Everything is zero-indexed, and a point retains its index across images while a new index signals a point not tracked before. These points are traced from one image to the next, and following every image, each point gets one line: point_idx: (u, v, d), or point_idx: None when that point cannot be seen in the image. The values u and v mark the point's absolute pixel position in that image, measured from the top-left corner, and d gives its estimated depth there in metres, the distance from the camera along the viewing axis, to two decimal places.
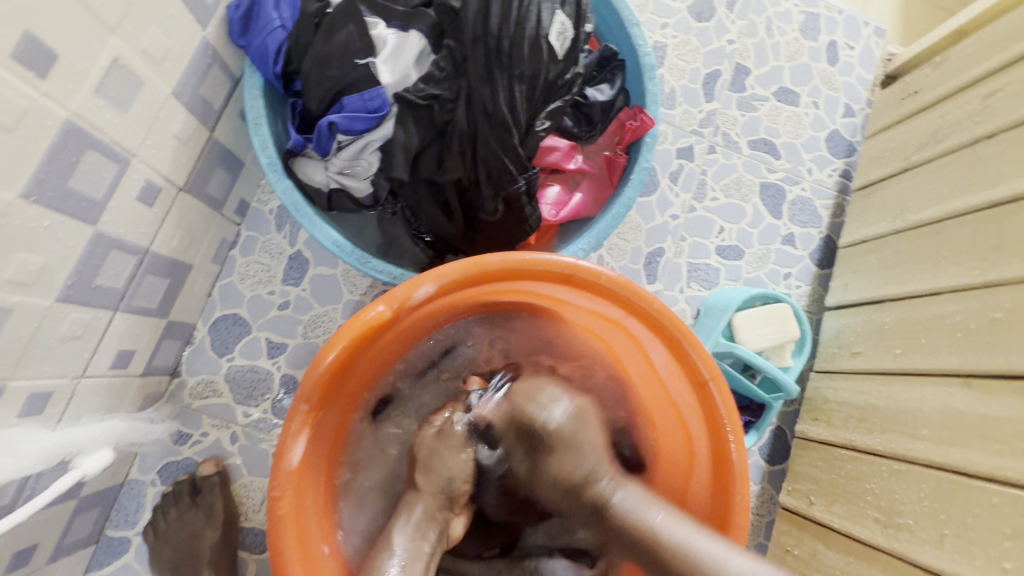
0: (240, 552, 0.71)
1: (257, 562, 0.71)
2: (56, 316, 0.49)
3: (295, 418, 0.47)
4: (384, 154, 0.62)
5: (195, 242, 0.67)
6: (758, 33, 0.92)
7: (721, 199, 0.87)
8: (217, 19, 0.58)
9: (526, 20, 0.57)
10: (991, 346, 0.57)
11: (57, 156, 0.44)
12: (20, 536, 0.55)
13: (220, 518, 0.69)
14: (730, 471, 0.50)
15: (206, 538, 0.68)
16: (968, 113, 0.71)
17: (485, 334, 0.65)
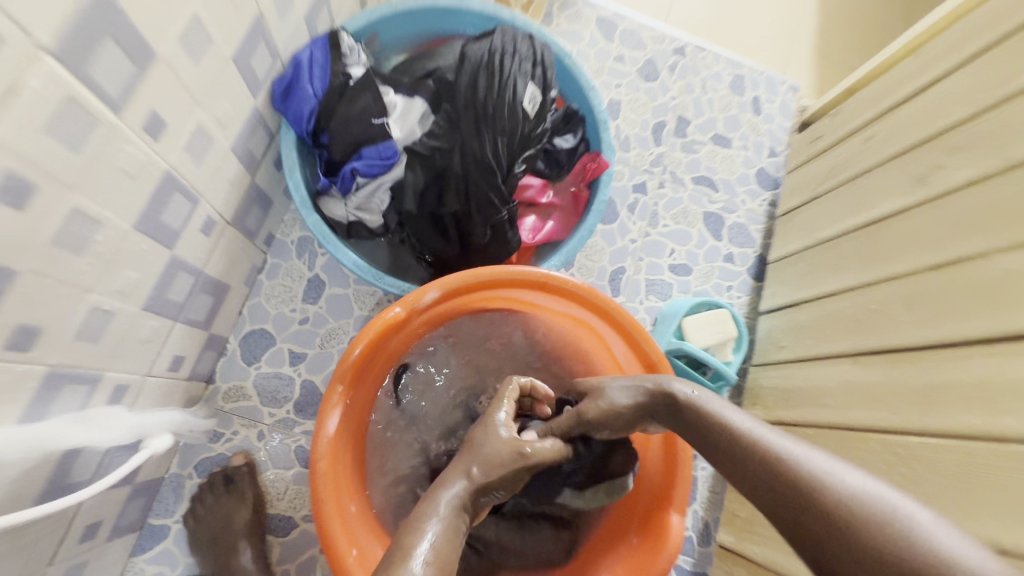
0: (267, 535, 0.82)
1: (282, 543, 0.82)
2: (140, 322, 0.61)
3: (332, 397, 0.61)
4: (396, 193, 0.78)
5: (234, 267, 0.80)
6: (695, 91, 1.13)
7: (671, 225, 1.05)
8: (264, 91, 0.71)
9: (506, 89, 0.74)
10: (868, 329, 0.73)
11: (159, 199, 0.57)
12: (92, 512, 0.65)
13: (251, 500, 0.81)
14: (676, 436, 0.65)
15: (239, 515, 0.79)
16: (853, 151, 0.89)
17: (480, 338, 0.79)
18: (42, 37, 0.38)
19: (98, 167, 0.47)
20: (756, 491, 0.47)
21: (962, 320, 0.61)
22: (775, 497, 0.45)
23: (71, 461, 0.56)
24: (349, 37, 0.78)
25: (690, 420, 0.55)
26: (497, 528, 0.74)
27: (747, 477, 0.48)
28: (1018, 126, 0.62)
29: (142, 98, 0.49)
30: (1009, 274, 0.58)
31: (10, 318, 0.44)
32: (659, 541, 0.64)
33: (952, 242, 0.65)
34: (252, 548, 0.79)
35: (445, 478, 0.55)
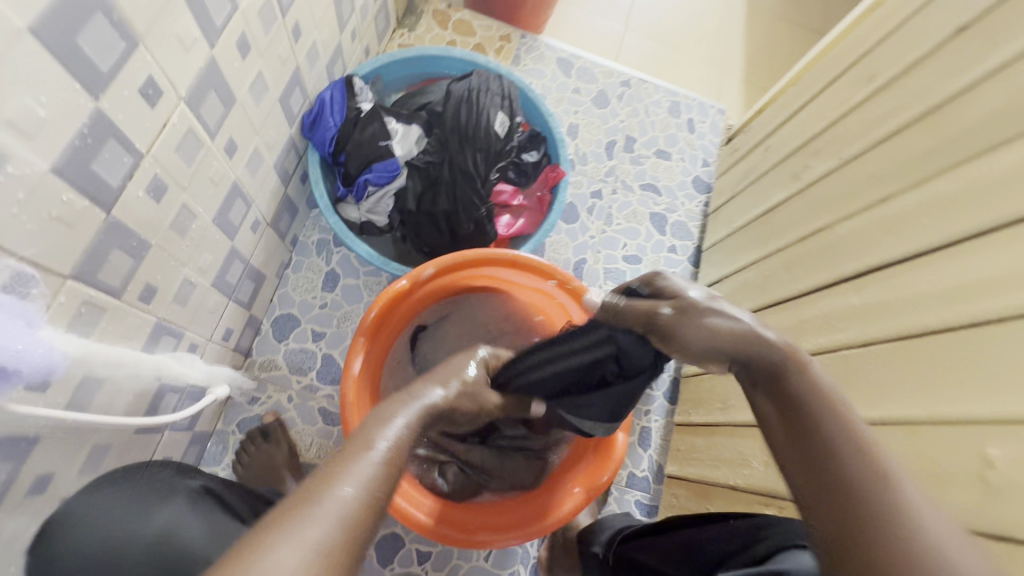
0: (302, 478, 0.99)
1: None
2: (209, 295, 0.81)
3: (356, 345, 0.82)
4: (399, 197, 1.00)
5: (270, 261, 1.01)
6: (640, 115, 1.37)
7: (623, 224, 1.27)
8: (297, 122, 0.92)
9: (481, 117, 0.97)
10: (765, 290, 0.95)
11: (228, 202, 0.78)
12: (167, 446, 0.83)
13: (287, 446, 0.97)
14: None
15: (279, 455, 0.96)
16: (760, 159, 1.14)
17: (472, 315, 0.98)
18: (181, 91, 0.59)
19: (198, 177, 0.68)
20: (813, 466, 0.46)
21: (814, 275, 0.83)
22: (846, 488, 0.44)
23: (159, 400, 0.75)
24: (360, 80, 1.00)
25: (785, 388, 0.52)
26: (482, 455, 0.91)
27: (823, 461, 0.46)
28: (851, 133, 0.86)
29: (225, 129, 0.71)
30: (839, 238, 0.80)
31: (144, 278, 0.64)
32: (608, 451, 0.84)
33: (811, 219, 0.88)
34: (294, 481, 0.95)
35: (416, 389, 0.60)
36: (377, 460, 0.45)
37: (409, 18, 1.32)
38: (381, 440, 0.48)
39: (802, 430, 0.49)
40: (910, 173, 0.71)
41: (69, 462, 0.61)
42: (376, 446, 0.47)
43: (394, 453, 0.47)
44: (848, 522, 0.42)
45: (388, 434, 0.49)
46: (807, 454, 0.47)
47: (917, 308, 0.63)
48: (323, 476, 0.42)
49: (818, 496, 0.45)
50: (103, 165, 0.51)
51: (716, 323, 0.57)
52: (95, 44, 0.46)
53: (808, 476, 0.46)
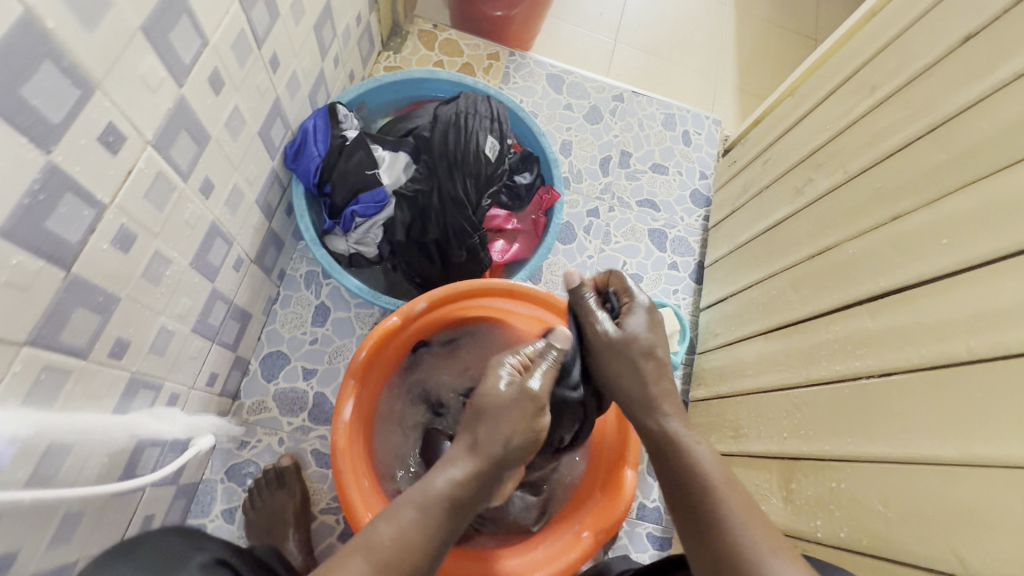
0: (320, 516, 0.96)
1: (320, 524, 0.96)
2: (189, 341, 0.77)
3: (346, 389, 0.78)
4: (387, 228, 0.95)
5: (256, 298, 0.97)
6: (634, 129, 1.34)
7: (621, 242, 1.23)
8: (278, 154, 0.89)
9: (471, 141, 0.94)
10: (775, 310, 0.91)
11: (206, 243, 0.73)
12: (148, 504, 0.78)
13: (300, 493, 0.93)
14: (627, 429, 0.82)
15: (290, 505, 0.91)
16: (759, 172, 1.11)
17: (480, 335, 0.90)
18: (147, 135, 0.55)
19: (172, 222, 0.64)
20: (685, 504, 0.60)
21: (826, 296, 0.80)
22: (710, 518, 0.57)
23: (139, 456, 0.70)
24: (344, 108, 0.96)
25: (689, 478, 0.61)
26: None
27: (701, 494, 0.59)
28: (855, 146, 0.84)
29: (200, 169, 0.67)
30: (852, 256, 0.77)
31: (114, 333, 0.59)
32: (618, 490, 0.79)
33: (819, 237, 0.85)
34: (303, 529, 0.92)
35: (443, 460, 0.60)
36: (371, 560, 0.52)
37: (394, 40, 1.29)
38: (382, 534, 0.54)
39: (684, 477, 0.61)
40: (924, 189, 0.69)
41: (38, 536, 0.56)
42: (377, 545, 0.53)
43: (395, 552, 0.53)
44: (706, 541, 0.57)
45: (391, 528, 0.54)
46: (684, 490, 0.60)
47: (943, 336, 0.61)
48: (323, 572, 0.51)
49: (683, 519, 0.60)
50: (60, 222, 0.48)
51: (622, 378, 0.70)
52: (44, 94, 0.42)
53: (682, 510, 0.60)
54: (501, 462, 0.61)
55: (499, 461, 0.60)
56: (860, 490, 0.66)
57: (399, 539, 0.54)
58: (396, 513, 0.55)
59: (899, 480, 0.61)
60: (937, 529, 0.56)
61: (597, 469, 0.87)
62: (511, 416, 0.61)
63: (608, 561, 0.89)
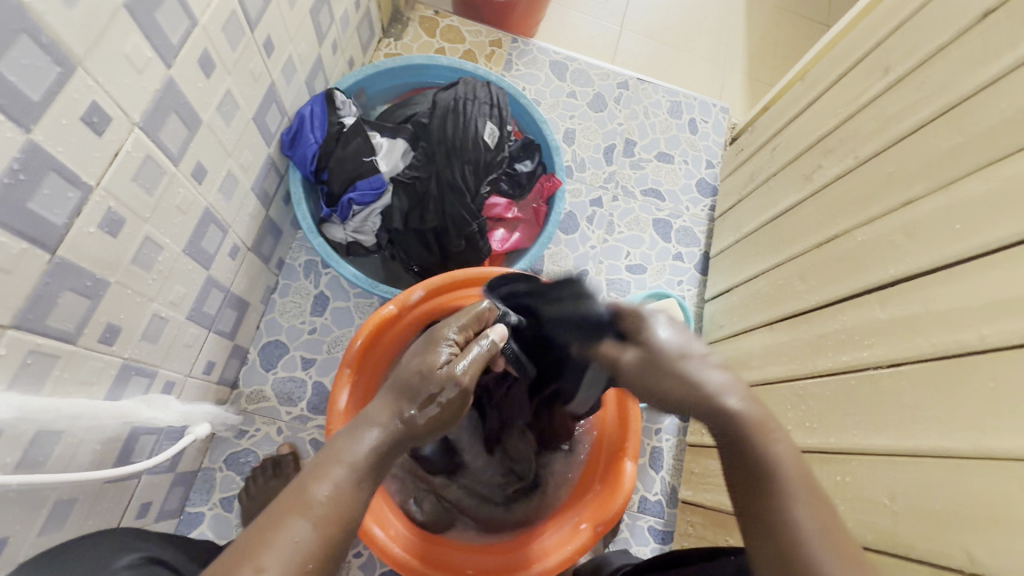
0: None
1: None
2: (185, 328, 0.76)
3: (342, 377, 0.77)
4: (386, 216, 0.94)
5: (253, 286, 0.96)
6: (639, 117, 1.31)
7: (625, 232, 1.21)
8: (275, 141, 0.87)
9: (470, 127, 0.92)
10: (782, 299, 0.89)
11: (200, 230, 0.73)
12: (144, 491, 0.78)
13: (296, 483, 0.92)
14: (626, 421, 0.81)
15: None
16: (767, 159, 1.08)
17: None
18: (134, 116, 0.54)
19: (162, 207, 0.63)
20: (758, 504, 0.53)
21: (835, 284, 0.78)
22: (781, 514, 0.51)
23: (133, 444, 0.70)
24: (342, 94, 0.95)
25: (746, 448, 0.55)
26: (460, 492, 0.88)
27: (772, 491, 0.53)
28: (866, 131, 0.82)
29: (191, 154, 0.66)
30: (860, 244, 0.75)
31: (104, 318, 0.59)
32: (617, 482, 0.78)
33: (827, 225, 0.84)
34: None
35: (364, 417, 0.53)
36: (311, 523, 0.46)
37: (395, 27, 1.28)
38: (320, 493, 0.47)
39: (760, 475, 0.54)
40: (937, 173, 0.67)
41: (27, 524, 0.56)
42: (314, 506, 0.47)
43: (333, 510, 0.47)
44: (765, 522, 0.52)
45: (327, 487, 0.48)
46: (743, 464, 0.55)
47: (955, 325, 0.58)
48: (253, 542, 0.44)
49: (749, 514, 0.53)
50: (43, 203, 0.47)
51: (667, 384, 0.62)
52: (21, 71, 0.42)
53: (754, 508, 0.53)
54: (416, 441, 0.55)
55: (414, 433, 0.54)
56: (867, 487, 0.64)
57: (337, 499, 0.48)
58: (328, 472, 0.49)
59: (908, 477, 0.59)
60: (950, 528, 0.54)
61: (595, 463, 0.85)
62: (444, 398, 0.54)
63: (605, 555, 0.87)
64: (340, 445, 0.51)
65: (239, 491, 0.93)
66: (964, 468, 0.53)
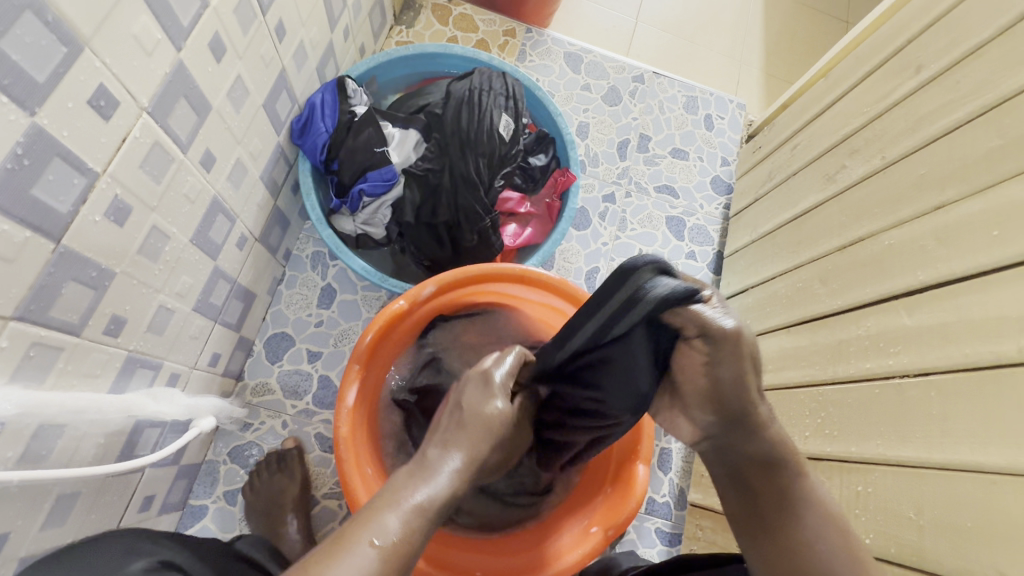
0: (320, 499, 0.95)
1: (320, 509, 0.94)
2: (190, 319, 0.74)
3: (350, 374, 0.75)
4: (396, 208, 0.92)
5: (260, 277, 0.94)
6: (654, 112, 1.28)
7: (638, 229, 1.19)
8: (285, 129, 0.85)
9: (484, 119, 0.90)
10: (800, 303, 0.87)
11: (208, 219, 0.71)
12: (147, 484, 0.77)
13: (300, 478, 0.91)
14: (641, 431, 0.78)
15: (289, 490, 0.89)
16: (786, 158, 1.06)
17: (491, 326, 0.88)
18: (142, 101, 0.52)
19: (170, 195, 0.61)
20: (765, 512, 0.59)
21: (858, 289, 0.76)
22: (794, 533, 0.56)
23: (138, 437, 0.69)
24: (353, 82, 0.92)
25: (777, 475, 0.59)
26: None
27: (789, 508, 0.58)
28: (895, 131, 0.79)
29: (200, 141, 0.64)
30: (887, 248, 0.73)
31: (109, 309, 0.57)
32: (630, 486, 0.76)
33: (852, 227, 0.81)
34: (304, 514, 0.90)
35: (440, 450, 0.50)
36: (379, 554, 0.41)
37: (407, 14, 1.24)
38: (393, 525, 0.43)
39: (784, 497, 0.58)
40: (972, 177, 0.65)
41: (29, 519, 0.55)
42: (385, 538, 0.42)
43: (404, 550, 0.43)
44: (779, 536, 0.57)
45: (399, 519, 0.43)
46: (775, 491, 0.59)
47: (989, 335, 0.56)
48: (314, 567, 0.40)
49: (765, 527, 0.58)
50: (47, 189, 0.45)
51: (744, 385, 0.58)
52: (24, 49, 0.39)
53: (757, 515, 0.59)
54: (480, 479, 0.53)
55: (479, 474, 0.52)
56: (890, 498, 0.63)
57: (407, 535, 0.43)
58: (401, 503, 0.44)
59: (934, 490, 0.58)
60: (976, 545, 0.52)
61: (603, 465, 0.84)
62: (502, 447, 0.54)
63: (613, 557, 0.86)
64: (415, 478, 0.47)
65: (243, 485, 0.92)
66: (998, 485, 0.52)
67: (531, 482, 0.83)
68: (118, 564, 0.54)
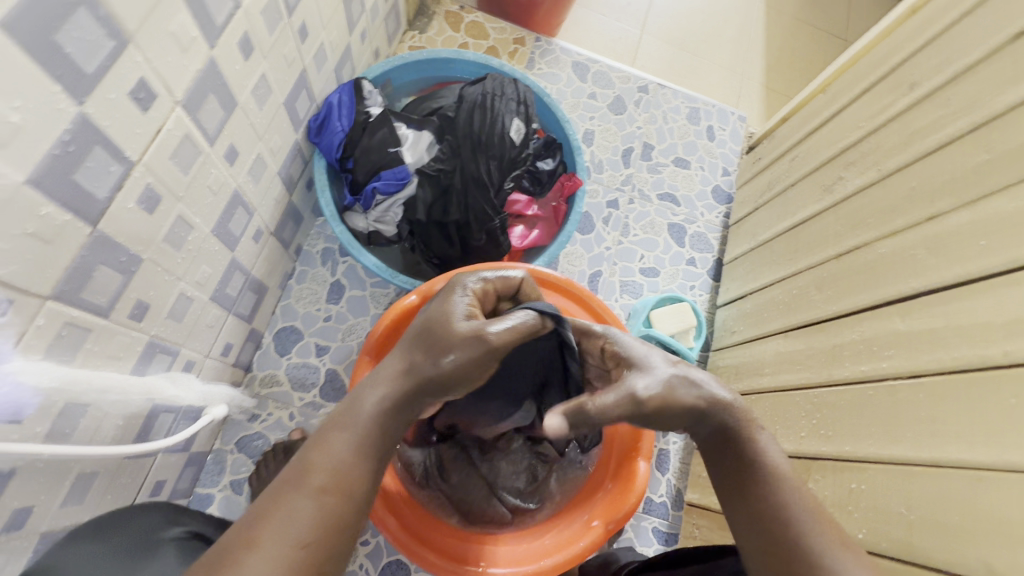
0: None
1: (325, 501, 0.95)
2: (207, 308, 0.76)
3: (361, 364, 0.78)
4: (408, 207, 0.95)
5: (272, 271, 0.96)
6: (657, 121, 1.31)
7: (640, 235, 1.21)
8: (303, 128, 0.88)
9: (496, 123, 0.93)
10: (797, 308, 0.90)
11: (228, 211, 0.73)
12: (158, 469, 0.78)
13: None
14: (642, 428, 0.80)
15: None
16: (785, 168, 1.10)
17: None
18: (177, 94, 0.55)
19: (196, 185, 0.63)
20: (745, 481, 0.56)
21: (854, 295, 0.79)
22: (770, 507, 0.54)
23: (152, 421, 0.70)
24: (370, 84, 0.95)
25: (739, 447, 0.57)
26: (460, 475, 0.84)
27: (753, 473, 0.56)
28: (890, 144, 0.83)
29: (225, 135, 0.66)
30: (882, 256, 0.76)
31: (135, 294, 0.59)
32: (630, 482, 0.78)
33: (848, 236, 0.85)
34: None
35: (372, 379, 0.55)
36: (311, 494, 0.48)
37: (420, 20, 1.28)
38: (318, 465, 0.49)
39: (748, 465, 0.57)
40: (963, 189, 0.68)
41: (51, 495, 0.56)
42: (311, 479, 0.48)
43: (332, 482, 0.49)
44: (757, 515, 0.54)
45: (324, 457, 0.50)
46: (742, 469, 0.57)
47: (979, 338, 0.59)
48: (258, 513, 0.47)
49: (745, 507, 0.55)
50: (87, 175, 0.47)
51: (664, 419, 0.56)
52: (76, 43, 0.42)
53: (737, 490, 0.57)
54: (433, 386, 0.54)
55: (423, 384, 0.54)
56: (882, 494, 0.65)
57: (332, 471, 0.49)
58: (329, 444, 0.51)
59: (925, 487, 0.60)
60: (962, 536, 0.55)
61: (605, 463, 0.86)
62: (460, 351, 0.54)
63: (612, 552, 0.88)
64: (334, 430, 0.52)
65: (249, 474, 0.93)
66: (983, 481, 0.54)
67: (524, 483, 0.86)
68: (134, 543, 0.56)
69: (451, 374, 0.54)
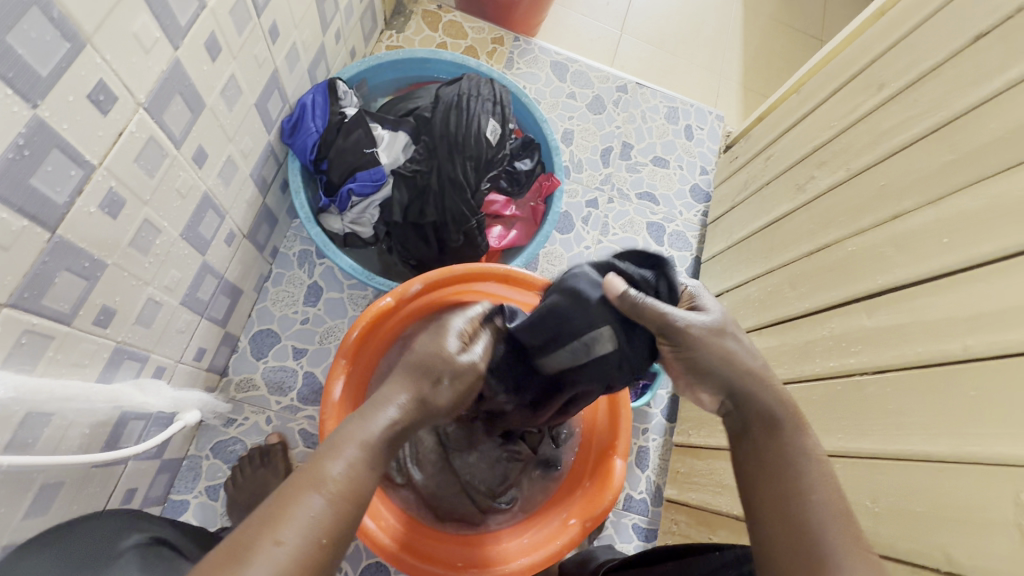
0: None
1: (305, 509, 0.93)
2: (178, 312, 0.75)
3: (337, 367, 0.77)
4: (384, 208, 0.95)
5: (247, 273, 0.95)
6: (636, 121, 1.32)
7: (619, 234, 1.22)
8: (275, 129, 0.86)
9: (472, 124, 0.92)
10: (770, 306, 0.92)
11: (198, 215, 0.72)
12: (129, 477, 0.77)
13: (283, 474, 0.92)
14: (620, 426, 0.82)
15: (272, 485, 0.89)
16: (760, 168, 1.12)
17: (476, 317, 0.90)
18: (140, 96, 0.54)
19: (163, 188, 0.62)
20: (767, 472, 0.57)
21: (824, 293, 0.81)
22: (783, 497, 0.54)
23: (122, 428, 0.69)
24: (344, 83, 0.94)
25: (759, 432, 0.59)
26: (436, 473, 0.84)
27: (786, 466, 0.56)
28: (860, 144, 0.84)
29: (193, 136, 0.65)
30: (851, 253, 0.78)
31: (99, 299, 0.58)
32: (607, 480, 0.79)
33: (819, 234, 0.86)
34: None
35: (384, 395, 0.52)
36: (327, 497, 0.44)
37: (397, 19, 1.27)
38: (333, 470, 0.45)
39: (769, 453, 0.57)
40: (927, 188, 0.70)
41: (12, 508, 0.55)
42: (330, 481, 0.45)
43: (349, 487, 0.45)
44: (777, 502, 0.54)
45: (340, 464, 0.46)
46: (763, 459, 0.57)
47: (939, 334, 0.61)
48: (266, 516, 0.42)
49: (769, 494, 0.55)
50: (46, 179, 0.46)
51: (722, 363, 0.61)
52: (30, 43, 0.41)
53: (760, 477, 0.57)
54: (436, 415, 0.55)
55: (428, 414, 0.54)
56: (849, 487, 0.67)
57: (351, 477, 0.46)
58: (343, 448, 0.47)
59: (890, 480, 0.62)
60: (925, 527, 0.56)
61: (584, 459, 0.87)
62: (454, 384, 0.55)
63: (591, 549, 0.89)
64: (351, 427, 0.48)
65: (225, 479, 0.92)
66: (944, 472, 0.56)
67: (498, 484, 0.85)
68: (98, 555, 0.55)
69: (451, 403, 0.55)
